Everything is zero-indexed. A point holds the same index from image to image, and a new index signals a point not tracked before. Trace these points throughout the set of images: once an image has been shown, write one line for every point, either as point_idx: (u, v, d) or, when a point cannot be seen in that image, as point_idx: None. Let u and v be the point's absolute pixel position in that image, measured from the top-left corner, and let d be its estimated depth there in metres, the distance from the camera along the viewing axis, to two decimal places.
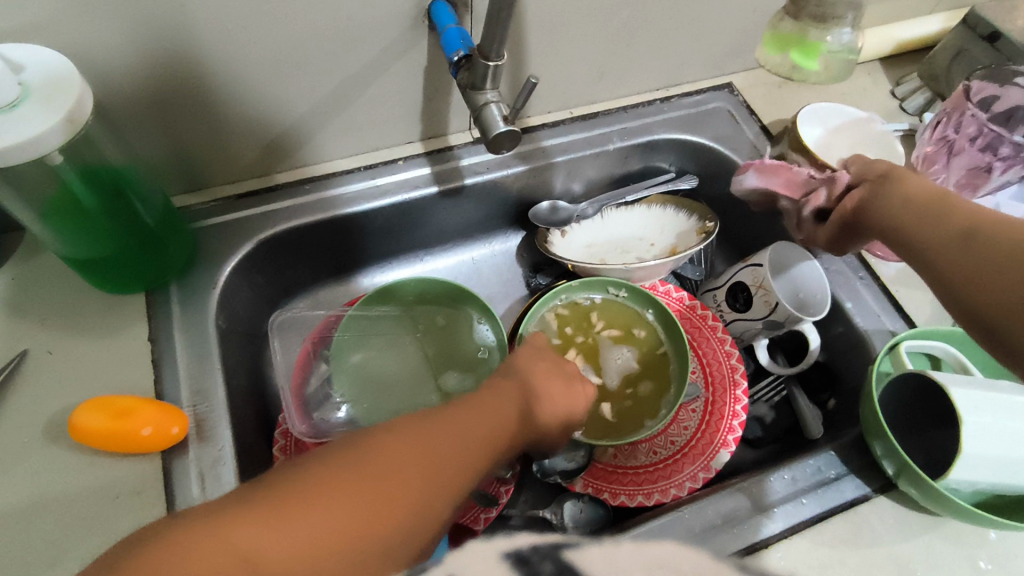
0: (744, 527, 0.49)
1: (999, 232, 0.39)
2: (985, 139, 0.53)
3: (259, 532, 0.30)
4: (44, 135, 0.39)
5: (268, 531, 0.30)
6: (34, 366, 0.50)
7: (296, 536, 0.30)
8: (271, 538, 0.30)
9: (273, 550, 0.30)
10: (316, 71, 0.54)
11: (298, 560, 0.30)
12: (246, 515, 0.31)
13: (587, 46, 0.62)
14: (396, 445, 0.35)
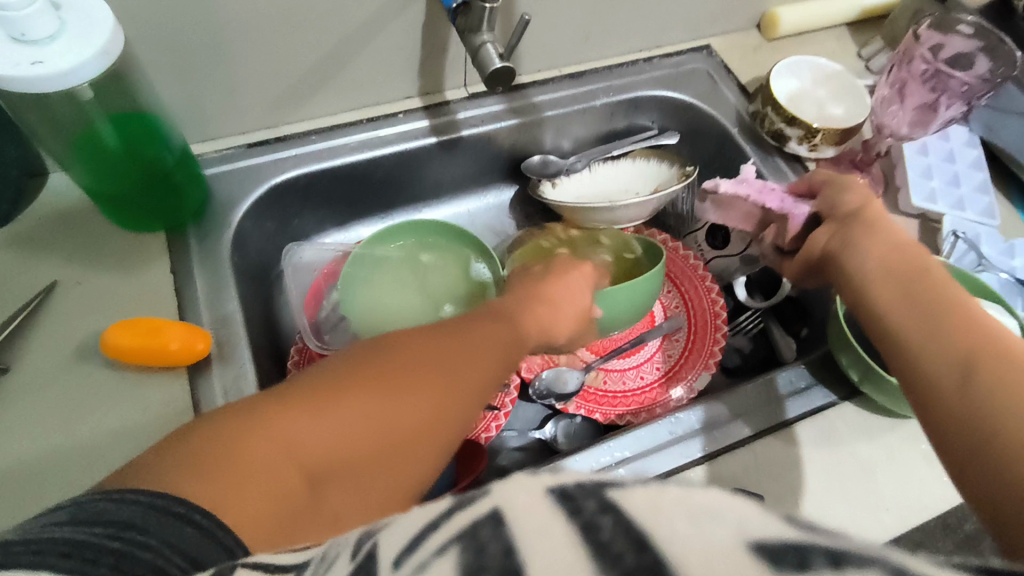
0: (722, 431, 0.53)
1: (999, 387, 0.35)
2: (933, 78, 0.64)
3: (313, 432, 0.36)
4: (80, 68, 0.41)
5: (322, 430, 0.36)
6: (64, 295, 0.53)
7: (335, 430, 0.36)
8: (326, 436, 0.36)
9: (314, 440, 0.35)
10: (321, 25, 0.57)
11: (334, 452, 0.36)
12: (298, 417, 0.36)
13: (574, 6, 0.66)
14: (434, 354, 0.41)
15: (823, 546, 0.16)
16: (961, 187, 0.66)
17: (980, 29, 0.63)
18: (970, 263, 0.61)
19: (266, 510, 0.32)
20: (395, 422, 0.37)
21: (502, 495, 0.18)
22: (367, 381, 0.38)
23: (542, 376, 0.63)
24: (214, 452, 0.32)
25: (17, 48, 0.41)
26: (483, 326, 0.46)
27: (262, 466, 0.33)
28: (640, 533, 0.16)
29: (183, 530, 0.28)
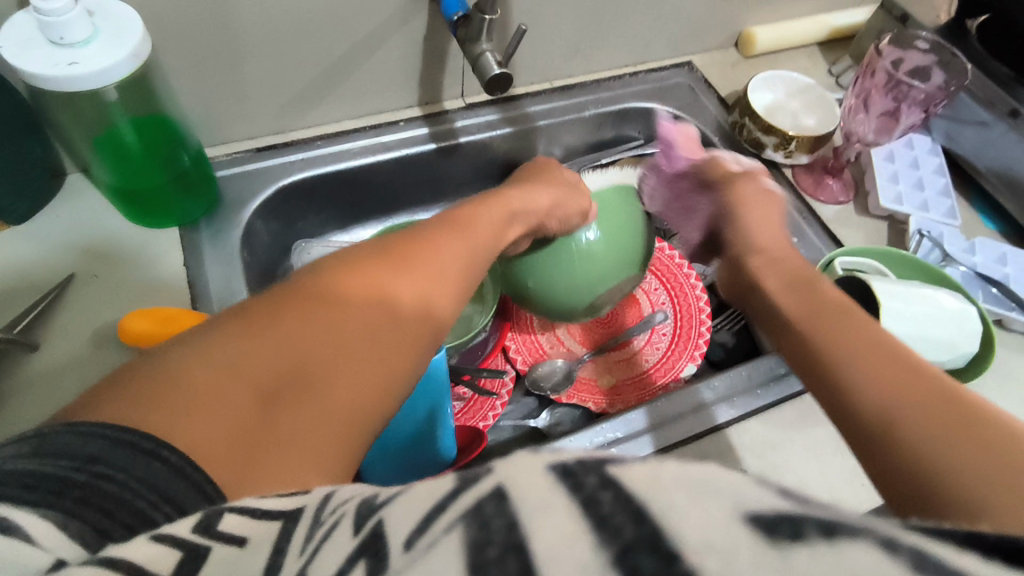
0: (707, 413, 0.57)
1: (921, 417, 0.32)
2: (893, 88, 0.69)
3: (278, 354, 0.32)
4: (113, 69, 0.45)
5: (287, 350, 0.32)
6: (81, 287, 0.56)
7: (276, 348, 0.32)
8: (293, 357, 0.32)
9: (255, 360, 0.31)
10: (328, 36, 0.61)
11: (280, 370, 0.31)
12: (258, 339, 0.32)
13: (565, 23, 0.71)
14: (375, 270, 0.38)
15: (816, 516, 0.15)
16: (925, 191, 0.71)
17: (935, 45, 0.69)
18: (935, 259, 0.66)
19: (238, 443, 0.28)
20: (347, 336, 0.34)
21: (506, 472, 0.18)
22: (304, 299, 0.34)
23: (537, 368, 0.67)
24: (167, 385, 0.28)
25: (54, 51, 0.44)
26: (436, 237, 0.42)
27: (226, 398, 0.29)
28: (638, 504, 0.16)
29: (153, 467, 0.26)
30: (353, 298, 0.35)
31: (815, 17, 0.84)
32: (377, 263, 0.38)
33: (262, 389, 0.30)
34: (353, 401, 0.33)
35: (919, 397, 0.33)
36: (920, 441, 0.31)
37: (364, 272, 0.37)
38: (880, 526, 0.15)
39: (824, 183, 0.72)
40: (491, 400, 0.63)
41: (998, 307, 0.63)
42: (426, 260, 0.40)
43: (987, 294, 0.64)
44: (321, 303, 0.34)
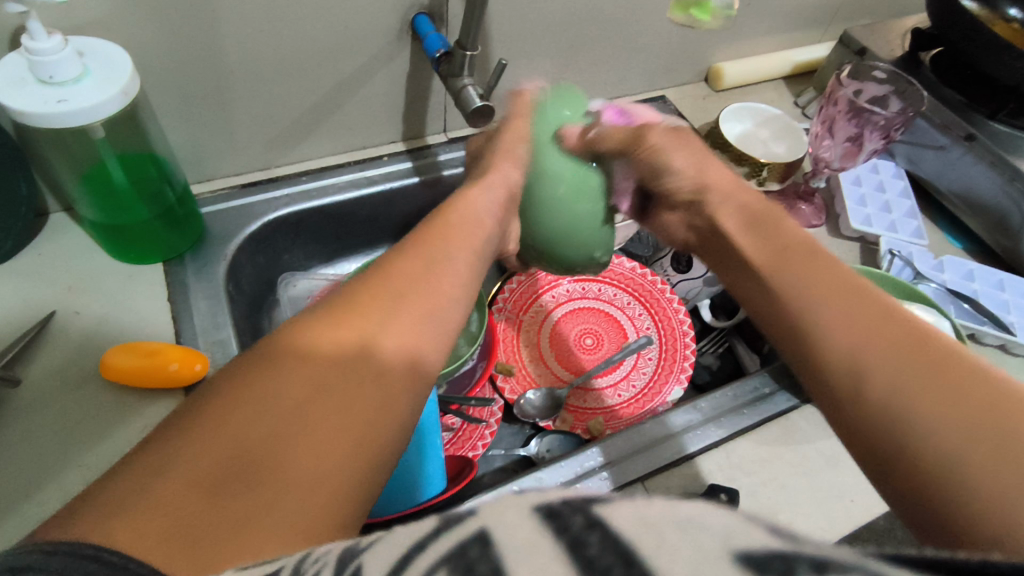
0: (696, 434, 0.57)
1: (929, 425, 0.30)
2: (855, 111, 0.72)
3: (222, 436, 0.28)
4: (104, 104, 0.46)
5: (227, 434, 0.28)
6: (63, 323, 0.55)
7: (219, 440, 0.28)
8: (240, 436, 0.28)
9: (200, 458, 0.27)
10: (313, 73, 0.63)
11: (230, 459, 0.27)
12: (199, 430, 0.28)
13: (542, 61, 0.74)
14: (322, 329, 0.33)
15: (809, 553, 0.15)
16: (892, 213, 0.74)
17: (891, 75, 0.73)
18: (907, 277, 0.68)
19: (188, 544, 0.24)
20: (302, 410, 0.30)
21: (491, 513, 0.17)
22: (250, 377, 0.30)
23: (526, 397, 0.66)
24: (112, 505, 0.25)
25: (43, 89, 0.45)
26: (394, 275, 0.38)
27: (162, 502, 0.25)
28: (627, 546, 0.15)
29: (90, 569, 0.21)
30: (301, 359, 0.32)
31: (779, 53, 0.88)
32: (328, 323, 0.34)
33: (206, 476, 0.26)
34: (320, 465, 0.29)
35: (962, 410, 0.29)
36: (941, 451, 0.29)
37: (320, 336, 0.33)
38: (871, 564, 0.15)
39: (797, 208, 0.75)
40: (480, 428, 0.63)
41: (970, 321, 0.65)
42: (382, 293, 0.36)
43: (959, 309, 0.66)
44: (269, 378, 0.31)
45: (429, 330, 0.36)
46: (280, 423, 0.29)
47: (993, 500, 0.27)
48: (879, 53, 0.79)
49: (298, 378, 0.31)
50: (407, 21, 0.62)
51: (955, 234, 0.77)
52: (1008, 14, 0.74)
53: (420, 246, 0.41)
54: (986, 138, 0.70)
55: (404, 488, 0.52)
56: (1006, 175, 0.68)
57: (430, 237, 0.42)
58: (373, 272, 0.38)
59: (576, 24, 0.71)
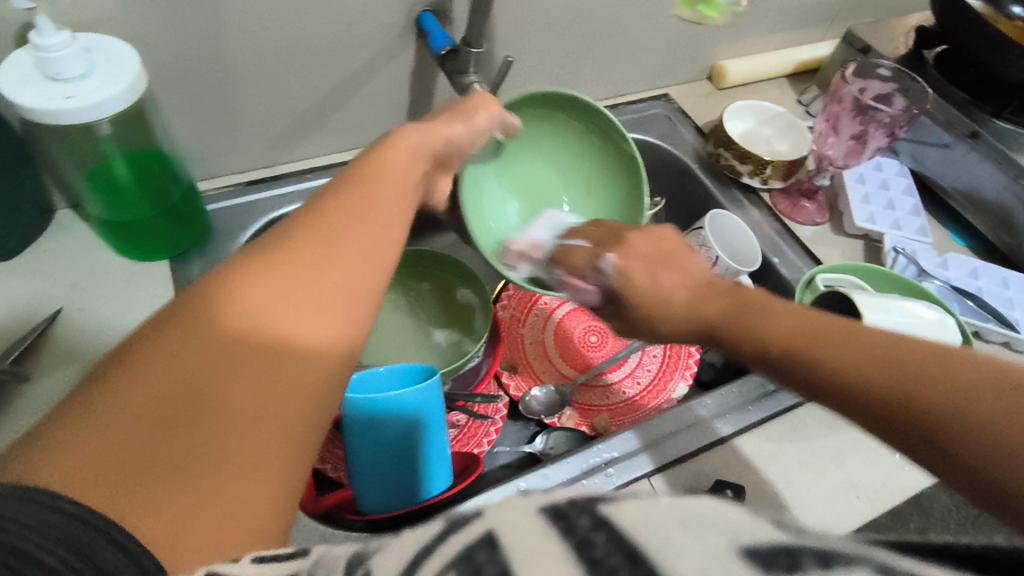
0: (701, 430, 0.57)
1: (941, 411, 0.28)
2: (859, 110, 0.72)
3: (153, 379, 0.28)
4: (111, 101, 0.46)
5: (165, 377, 0.28)
6: (68, 320, 0.55)
7: (149, 381, 0.28)
8: (174, 376, 0.28)
9: (132, 401, 0.27)
10: (318, 70, 0.63)
11: (162, 403, 0.28)
12: (133, 370, 0.28)
13: (546, 58, 0.74)
14: (260, 268, 0.33)
15: (813, 546, 0.16)
16: (896, 210, 0.74)
17: (896, 73, 0.73)
18: (912, 274, 0.68)
19: (134, 489, 0.26)
20: (235, 352, 0.30)
21: (497, 517, 0.17)
22: (181, 317, 0.30)
23: (532, 394, 0.66)
24: (52, 448, 0.25)
25: (50, 85, 0.45)
26: (337, 215, 0.37)
27: (107, 444, 0.26)
28: (634, 546, 0.16)
29: (53, 519, 0.22)
30: (234, 301, 0.31)
31: (782, 51, 0.88)
32: (264, 260, 0.33)
33: (145, 418, 0.27)
34: (266, 409, 0.30)
35: (966, 386, 0.27)
36: (960, 428, 0.27)
37: (260, 274, 0.32)
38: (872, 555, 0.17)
39: (801, 206, 0.75)
40: (485, 425, 0.63)
41: (974, 319, 0.65)
42: (317, 233, 0.35)
43: (964, 306, 0.66)
44: (197, 320, 0.30)
45: (375, 274, 0.36)
46: (215, 368, 0.29)
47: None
48: (883, 51, 0.79)
49: (234, 321, 0.31)
50: (412, 18, 0.62)
51: (959, 231, 0.77)
52: (1012, 12, 0.74)
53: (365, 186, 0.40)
54: (989, 135, 0.70)
55: (407, 488, 0.52)
56: (1012, 173, 0.68)
57: (379, 180, 0.42)
58: (304, 213, 0.37)
59: (580, 21, 0.71)
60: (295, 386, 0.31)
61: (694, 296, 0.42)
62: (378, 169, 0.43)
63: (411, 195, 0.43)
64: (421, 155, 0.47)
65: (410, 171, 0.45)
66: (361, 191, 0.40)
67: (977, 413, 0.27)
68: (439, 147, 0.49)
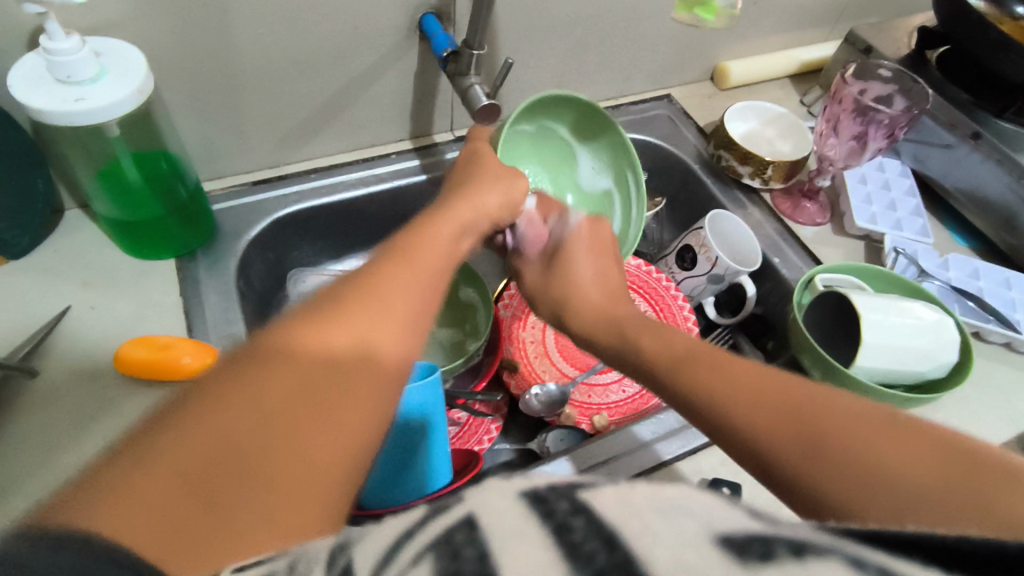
0: (699, 429, 0.57)
1: (815, 440, 0.32)
2: (862, 110, 0.72)
3: (210, 434, 0.27)
4: (120, 103, 0.47)
5: (220, 434, 0.28)
6: (78, 317, 0.56)
7: (203, 438, 0.27)
8: (227, 436, 0.28)
9: (183, 459, 0.26)
10: (323, 72, 0.64)
11: (212, 460, 0.27)
12: (186, 429, 0.27)
13: (549, 59, 0.75)
14: (313, 335, 0.33)
15: (785, 537, 0.18)
16: (897, 211, 0.74)
17: (897, 74, 0.74)
18: (912, 275, 0.68)
19: (180, 539, 0.24)
20: (285, 410, 0.30)
21: (477, 501, 0.19)
22: (237, 380, 0.30)
23: (532, 393, 0.66)
24: (107, 500, 0.24)
25: (62, 88, 0.46)
26: (377, 285, 0.37)
27: (151, 495, 0.25)
28: (611, 531, 0.18)
29: (85, 557, 0.20)
30: (290, 366, 0.31)
31: (785, 52, 0.89)
32: (313, 328, 0.33)
33: (192, 478, 0.26)
34: (311, 459, 0.29)
35: (849, 429, 0.32)
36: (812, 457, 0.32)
37: (309, 341, 0.32)
38: (844, 547, 0.18)
39: (802, 206, 0.75)
40: (486, 422, 0.64)
41: (974, 319, 0.65)
42: (372, 295, 0.36)
43: (964, 307, 0.66)
44: (253, 382, 0.30)
45: (413, 330, 0.37)
46: (270, 419, 0.29)
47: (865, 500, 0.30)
48: (885, 51, 0.79)
49: (295, 377, 0.31)
50: (416, 21, 0.62)
51: (960, 231, 0.77)
52: (1015, 12, 0.74)
53: (400, 257, 0.40)
54: (992, 136, 0.70)
55: (408, 484, 0.53)
56: (1014, 173, 0.68)
57: (428, 249, 0.42)
58: (360, 274, 0.37)
59: (582, 23, 0.72)
60: (340, 441, 0.30)
61: (653, 306, 0.47)
62: (419, 238, 0.43)
63: (448, 257, 0.43)
64: (461, 229, 0.47)
65: (451, 241, 0.45)
66: (407, 256, 0.40)
67: (835, 450, 0.31)
68: (474, 222, 0.49)
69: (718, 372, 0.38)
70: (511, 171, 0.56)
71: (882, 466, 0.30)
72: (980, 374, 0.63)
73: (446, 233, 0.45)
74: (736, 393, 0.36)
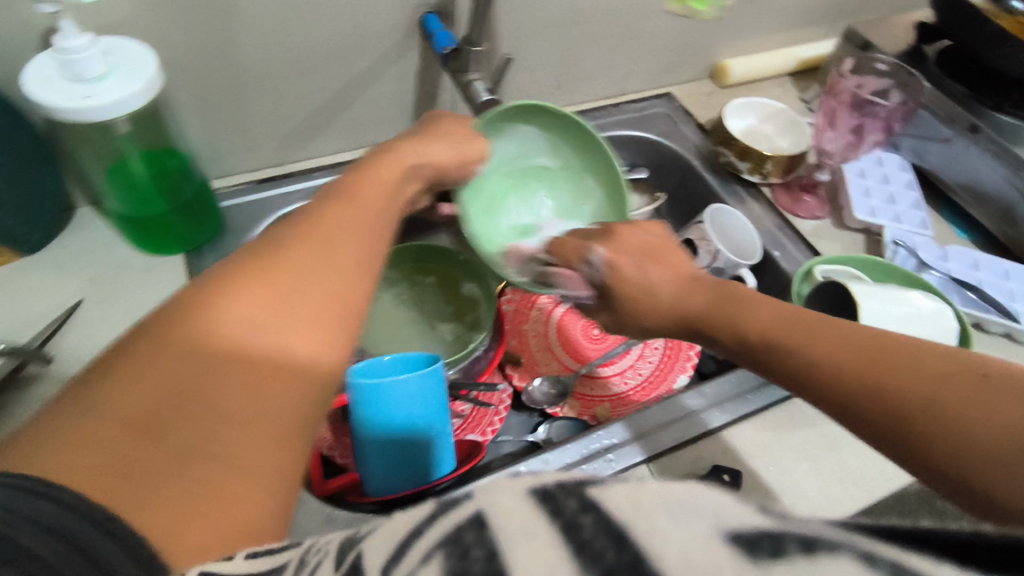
0: (700, 419, 0.58)
1: (910, 396, 0.32)
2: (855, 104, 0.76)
3: (148, 374, 0.28)
4: (128, 100, 0.48)
5: (161, 378, 0.28)
6: (87, 312, 0.58)
7: (143, 379, 0.27)
8: (168, 377, 0.28)
9: (125, 398, 0.27)
10: (326, 72, 0.65)
11: (148, 399, 0.27)
12: (126, 369, 0.28)
13: (549, 57, 0.76)
14: (255, 277, 0.32)
15: (795, 533, 0.16)
16: (896, 205, 0.74)
17: (893, 68, 0.75)
18: (912, 267, 0.69)
19: (122, 477, 0.25)
20: (227, 352, 0.30)
21: (484, 498, 0.18)
22: (179, 320, 0.30)
23: (533, 384, 0.68)
24: (47, 441, 0.25)
25: (73, 86, 0.48)
26: (318, 231, 0.36)
27: (95, 434, 0.25)
28: (621, 528, 0.16)
29: (38, 505, 0.23)
30: (240, 309, 0.31)
31: (783, 49, 0.90)
32: (260, 270, 0.33)
33: (135, 418, 0.26)
34: (258, 401, 0.29)
35: (937, 388, 0.32)
36: (915, 415, 0.32)
37: (252, 281, 0.32)
38: (856, 543, 0.16)
39: (802, 200, 0.76)
40: (489, 414, 0.65)
41: (975, 310, 0.65)
42: (315, 242, 0.36)
43: (964, 298, 0.66)
44: (194, 321, 0.30)
45: (362, 272, 0.36)
46: (211, 362, 0.29)
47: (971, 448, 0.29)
48: (884, 47, 0.79)
49: (237, 321, 0.31)
50: (416, 20, 0.64)
51: (961, 225, 0.77)
52: (1012, 7, 0.74)
53: (339, 206, 0.40)
54: (990, 130, 0.70)
55: (412, 475, 0.54)
56: (1011, 165, 0.68)
57: (372, 202, 0.42)
58: (306, 221, 0.37)
59: (580, 21, 0.73)
60: (285, 383, 0.30)
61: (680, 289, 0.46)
62: (359, 187, 0.43)
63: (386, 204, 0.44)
64: (405, 172, 0.48)
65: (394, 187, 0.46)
66: (353, 207, 0.40)
67: (943, 402, 0.31)
68: (418, 166, 0.50)
69: (798, 335, 0.38)
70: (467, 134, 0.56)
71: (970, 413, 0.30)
72: None
73: (387, 188, 0.45)
74: (824, 351, 0.37)
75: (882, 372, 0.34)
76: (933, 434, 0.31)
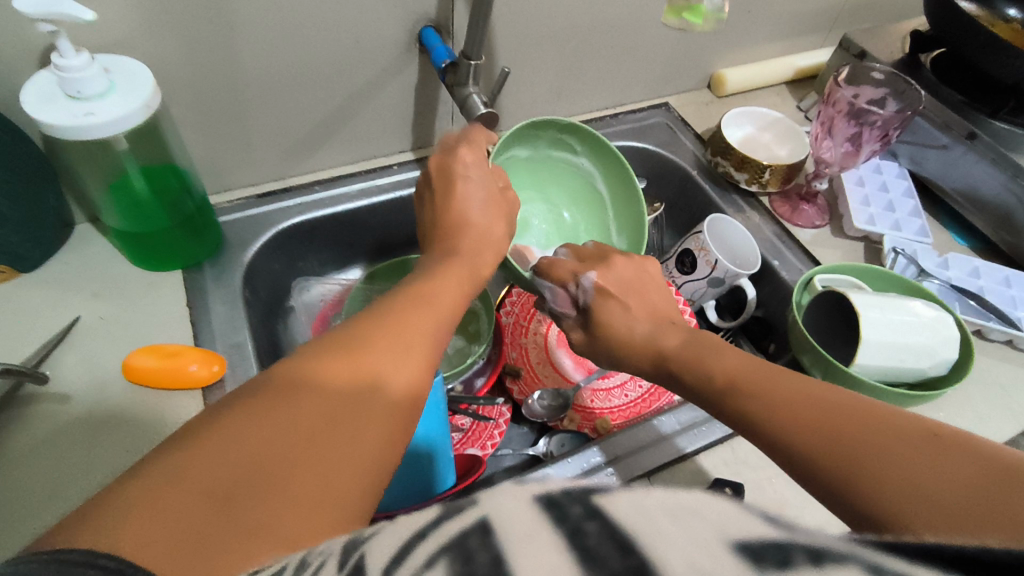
0: (703, 430, 0.57)
1: (879, 464, 0.31)
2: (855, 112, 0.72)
3: (224, 452, 0.28)
4: (128, 117, 0.48)
5: (238, 456, 0.29)
6: (87, 328, 0.57)
7: (221, 456, 0.28)
8: (246, 457, 0.29)
9: (202, 473, 0.27)
10: (325, 86, 0.65)
11: (228, 476, 0.28)
12: (205, 446, 0.29)
13: (548, 70, 0.76)
14: (326, 368, 0.34)
15: (804, 542, 0.15)
16: (895, 212, 0.75)
17: (889, 77, 0.74)
18: (912, 275, 0.69)
19: (194, 548, 0.25)
20: (302, 433, 0.31)
21: (490, 502, 0.16)
22: (255, 406, 0.31)
23: (533, 398, 0.68)
24: (116, 511, 0.25)
25: (72, 103, 0.48)
26: (379, 320, 0.38)
27: (167, 509, 0.25)
28: (626, 536, 0.15)
29: (86, 573, 0.21)
30: (307, 396, 0.32)
31: (780, 59, 0.90)
32: (327, 361, 0.35)
33: (209, 493, 0.27)
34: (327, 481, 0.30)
35: (910, 449, 0.30)
36: (877, 478, 0.30)
37: (318, 370, 0.34)
38: (868, 553, 0.15)
39: (801, 209, 0.76)
40: (490, 427, 0.64)
41: (976, 317, 0.65)
42: (383, 330, 0.38)
43: (965, 306, 0.66)
44: (269, 407, 0.31)
45: (419, 356, 0.38)
46: (283, 443, 0.30)
47: (928, 510, 0.28)
48: (879, 55, 0.80)
49: (309, 404, 0.32)
50: (415, 34, 0.64)
51: (961, 232, 0.77)
52: (1008, 15, 0.75)
53: (398, 298, 0.41)
54: (987, 137, 0.70)
55: (415, 488, 0.53)
56: (1009, 172, 0.69)
57: (431, 284, 0.44)
58: (370, 314, 0.39)
59: (579, 33, 0.73)
60: (354, 466, 0.31)
61: (654, 326, 0.50)
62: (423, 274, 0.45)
63: (449, 292, 0.45)
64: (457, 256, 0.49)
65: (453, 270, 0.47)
66: (413, 296, 0.42)
67: (900, 467, 0.30)
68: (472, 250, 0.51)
69: (768, 394, 0.38)
70: (505, 200, 0.56)
71: (936, 480, 0.28)
72: (982, 371, 0.63)
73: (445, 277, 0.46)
74: (791, 413, 0.36)
75: (848, 439, 0.32)
76: (889, 499, 0.29)
